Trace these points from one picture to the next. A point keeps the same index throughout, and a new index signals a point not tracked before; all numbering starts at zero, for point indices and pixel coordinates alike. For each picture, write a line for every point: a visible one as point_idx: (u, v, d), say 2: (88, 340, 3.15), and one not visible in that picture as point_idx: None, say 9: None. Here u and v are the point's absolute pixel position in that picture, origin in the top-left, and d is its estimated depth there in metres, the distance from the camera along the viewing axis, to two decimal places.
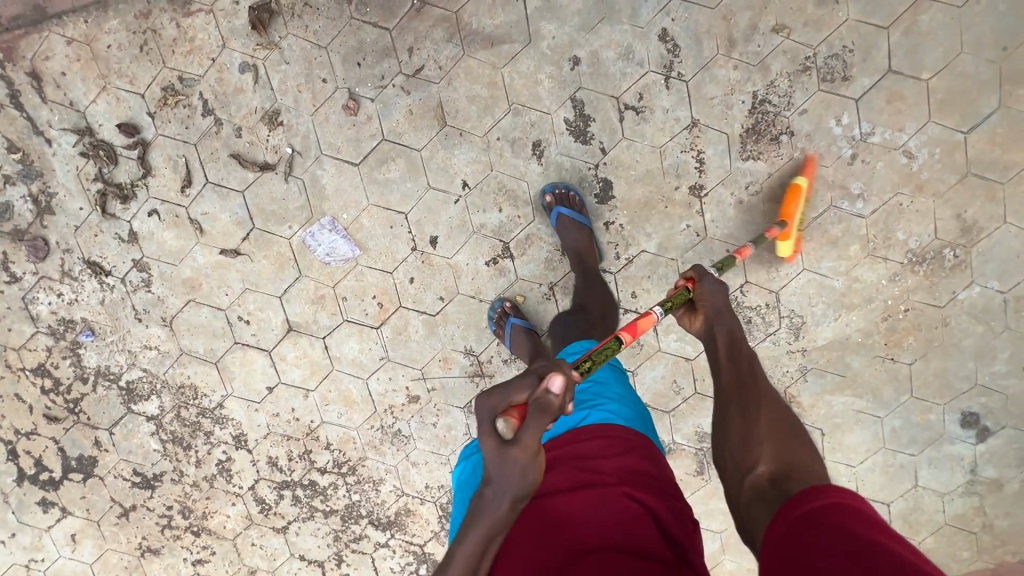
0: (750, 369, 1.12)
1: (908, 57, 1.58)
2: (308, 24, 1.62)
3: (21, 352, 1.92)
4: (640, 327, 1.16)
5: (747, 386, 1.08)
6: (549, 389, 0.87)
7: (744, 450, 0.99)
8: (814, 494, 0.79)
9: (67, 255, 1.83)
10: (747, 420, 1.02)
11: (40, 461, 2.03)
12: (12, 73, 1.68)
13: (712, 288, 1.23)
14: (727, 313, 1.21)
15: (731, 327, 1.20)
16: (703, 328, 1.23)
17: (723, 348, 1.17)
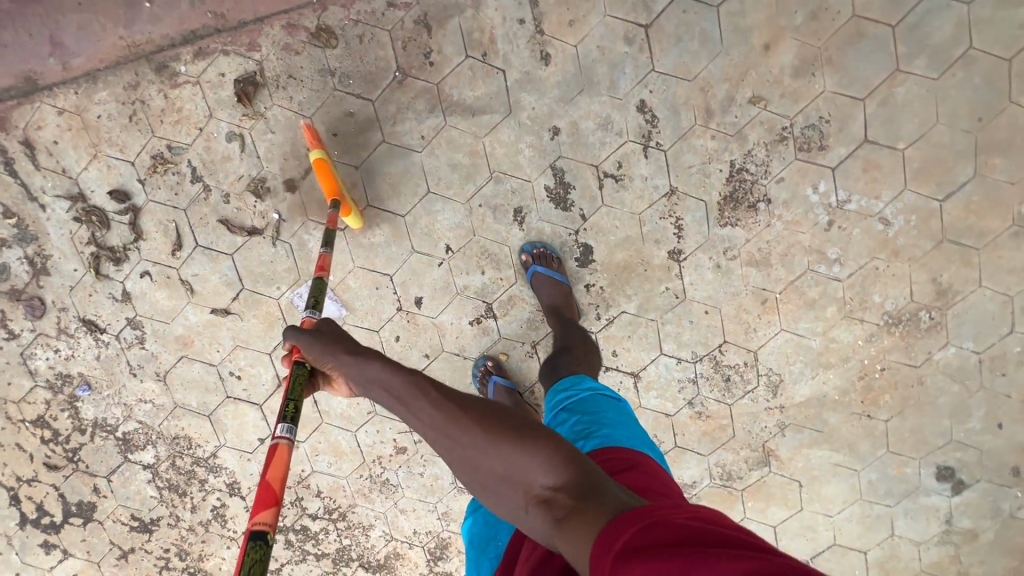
0: (433, 399, 1.02)
1: (884, 127, 1.60)
2: (292, 95, 1.65)
3: (21, 405, 1.98)
4: (274, 479, 1.01)
5: (460, 419, 0.99)
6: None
7: (513, 483, 0.95)
8: (623, 525, 0.74)
9: (62, 313, 1.88)
10: (500, 448, 0.95)
11: (41, 506, 2.09)
12: (6, 142, 1.73)
13: (317, 340, 1.18)
14: (362, 358, 1.11)
15: (378, 373, 1.08)
16: (352, 376, 1.13)
17: (400, 391, 1.05)
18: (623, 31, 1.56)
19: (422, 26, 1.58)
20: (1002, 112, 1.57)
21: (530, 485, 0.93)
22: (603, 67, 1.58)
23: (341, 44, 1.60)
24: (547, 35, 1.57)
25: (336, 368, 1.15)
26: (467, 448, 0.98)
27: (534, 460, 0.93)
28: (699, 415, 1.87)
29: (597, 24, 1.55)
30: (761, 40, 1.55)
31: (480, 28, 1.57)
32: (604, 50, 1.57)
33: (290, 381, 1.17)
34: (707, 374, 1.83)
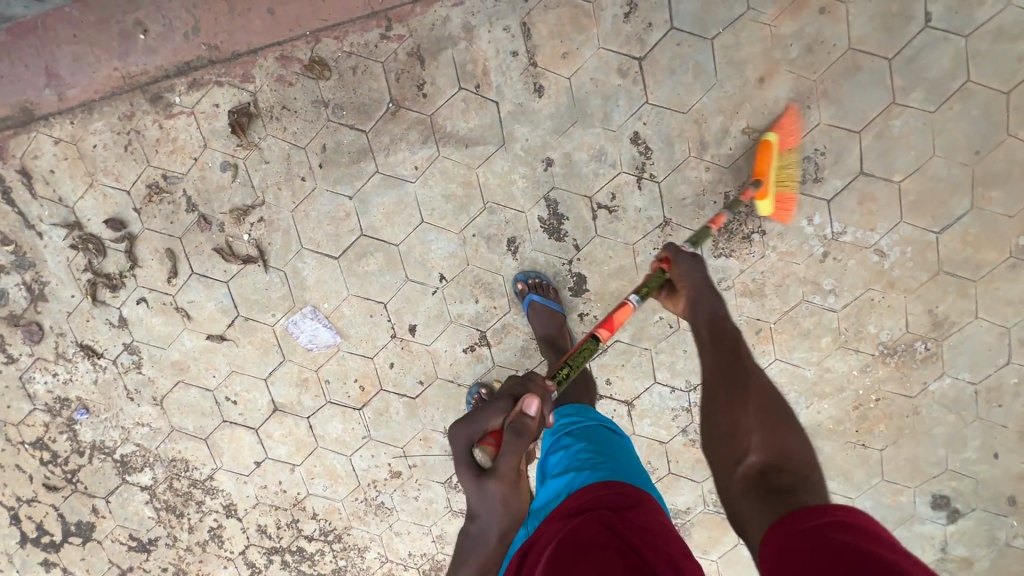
0: (739, 353, 1.07)
1: (879, 160, 1.59)
2: (287, 126, 1.65)
3: (20, 427, 2.00)
4: (620, 320, 1.26)
5: (756, 381, 1.02)
6: (524, 411, 1.04)
7: (733, 444, 0.96)
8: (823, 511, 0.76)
9: (60, 338, 1.90)
10: (754, 409, 0.98)
11: (41, 525, 2.11)
12: (4, 170, 1.74)
13: (689, 258, 1.22)
14: (710, 291, 1.18)
15: (716, 308, 1.16)
16: (690, 289, 1.20)
17: (705, 328, 1.14)
18: (616, 64, 1.55)
19: (415, 58, 1.58)
20: (1000, 144, 1.56)
21: (750, 444, 0.94)
22: (596, 99, 1.58)
23: (335, 76, 1.60)
24: (540, 67, 1.56)
25: (686, 293, 1.21)
26: (743, 395, 1.00)
27: (756, 426, 0.95)
28: (693, 443, 1.87)
29: (589, 56, 1.55)
30: (755, 73, 1.54)
31: (473, 60, 1.57)
32: (597, 82, 1.56)
33: (650, 274, 1.29)
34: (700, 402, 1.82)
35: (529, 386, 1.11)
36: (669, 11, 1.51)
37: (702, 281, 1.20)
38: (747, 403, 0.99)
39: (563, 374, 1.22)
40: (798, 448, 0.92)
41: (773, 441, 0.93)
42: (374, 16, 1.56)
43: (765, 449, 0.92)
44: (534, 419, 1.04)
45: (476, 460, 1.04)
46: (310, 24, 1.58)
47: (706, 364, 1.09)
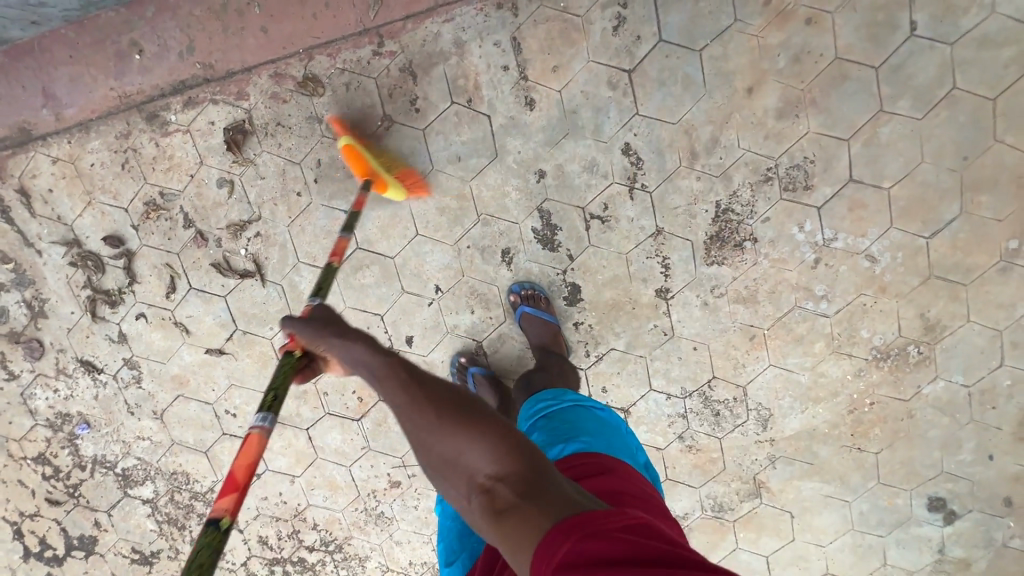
0: (399, 381, 0.92)
1: (868, 167, 1.60)
2: (281, 142, 1.67)
3: (22, 443, 2.02)
4: (243, 468, 0.90)
5: (415, 407, 0.89)
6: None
7: (458, 470, 0.85)
8: (562, 536, 0.70)
9: (61, 354, 1.91)
10: (433, 436, 0.86)
11: (43, 540, 2.13)
12: (2, 190, 1.76)
13: (310, 323, 1.06)
14: (346, 339, 1.02)
15: (359, 351, 0.99)
16: (342, 360, 1.02)
17: (382, 371, 0.94)
18: (606, 76, 1.57)
19: (407, 74, 1.60)
20: (987, 150, 1.57)
21: (469, 466, 0.84)
22: (587, 111, 1.59)
23: (328, 92, 1.62)
24: (530, 81, 1.58)
25: (333, 354, 1.04)
26: (408, 428, 0.89)
27: (470, 444, 0.84)
28: (689, 448, 1.88)
29: (579, 69, 1.56)
30: (744, 83, 1.56)
31: (465, 74, 1.59)
32: (587, 95, 1.58)
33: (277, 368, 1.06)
34: (696, 409, 1.84)
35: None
36: (658, 24, 1.53)
37: (318, 331, 1.06)
38: (450, 422, 0.86)
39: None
40: (513, 458, 0.83)
41: (493, 450, 0.84)
42: (366, 33, 1.58)
43: (488, 463, 0.83)
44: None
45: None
46: (302, 42, 1.59)
47: (385, 399, 0.93)
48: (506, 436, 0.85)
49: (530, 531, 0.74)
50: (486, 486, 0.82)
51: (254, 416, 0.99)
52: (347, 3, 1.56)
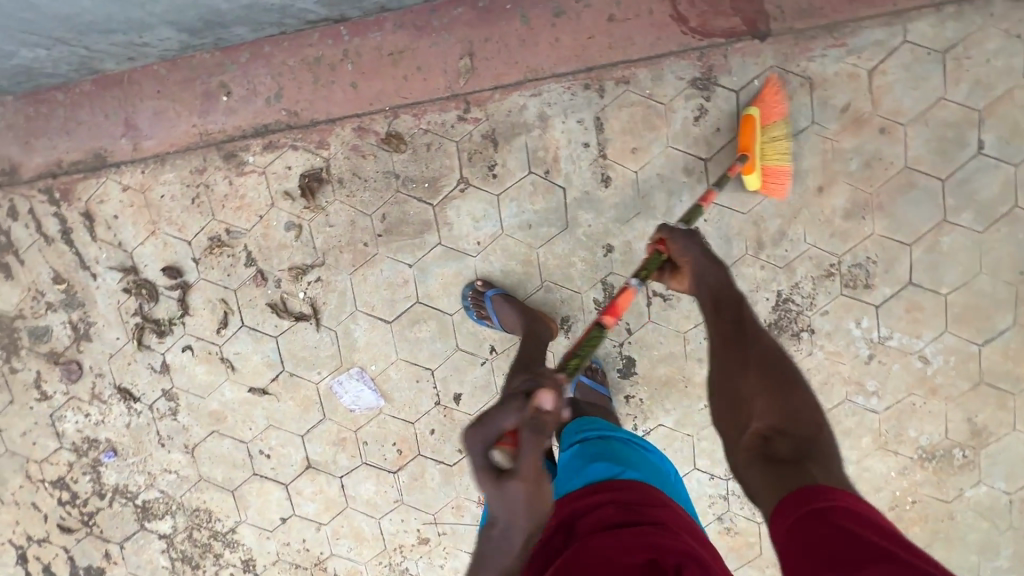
0: (732, 322, 1.07)
1: (928, 272, 1.64)
2: (355, 192, 1.69)
3: (43, 465, 1.96)
4: (623, 304, 1.19)
5: (749, 359, 1.00)
6: (540, 407, 0.86)
7: (738, 407, 0.98)
8: (803, 497, 0.76)
9: (99, 378, 1.88)
10: (745, 375, 0.99)
11: (47, 567, 2.04)
12: (67, 212, 1.75)
13: (682, 235, 1.19)
14: (706, 257, 1.16)
15: (710, 279, 1.14)
16: (692, 271, 1.16)
17: (714, 303, 1.11)
18: (682, 162, 1.61)
19: (489, 141, 1.63)
20: None
21: (748, 400, 0.96)
22: (660, 193, 1.63)
23: (408, 150, 1.65)
24: (608, 159, 1.62)
25: (688, 266, 1.18)
26: (736, 359, 1.01)
27: (760, 396, 0.94)
28: (727, 531, 1.86)
29: (657, 153, 1.61)
30: (815, 183, 1.61)
31: (545, 147, 1.62)
32: (662, 177, 1.62)
33: (648, 257, 1.24)
34: (738, 492, 1.83)
35: (553, 384, 0.90)
36: (737, 119, 1.58)
37: (694, 255, 1.17)
38: (772, 367, 0.97)
39: (575, 364, 1.05)
40: (807, 398, 0.92)
41: (779, 405, 0.93)
42: (454, 98, 1.61)
43: (764, 411, 0.93)
44: (555, 415, 0.88)
45: (495, 462, 0.88)
46: (389, 100, 1.63)
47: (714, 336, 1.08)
48: (799, 392, 0.93)
49: (780, 483, 0.81)
50: (763, 434, 0.90)
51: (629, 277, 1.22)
52: (439, 68, 1.60)
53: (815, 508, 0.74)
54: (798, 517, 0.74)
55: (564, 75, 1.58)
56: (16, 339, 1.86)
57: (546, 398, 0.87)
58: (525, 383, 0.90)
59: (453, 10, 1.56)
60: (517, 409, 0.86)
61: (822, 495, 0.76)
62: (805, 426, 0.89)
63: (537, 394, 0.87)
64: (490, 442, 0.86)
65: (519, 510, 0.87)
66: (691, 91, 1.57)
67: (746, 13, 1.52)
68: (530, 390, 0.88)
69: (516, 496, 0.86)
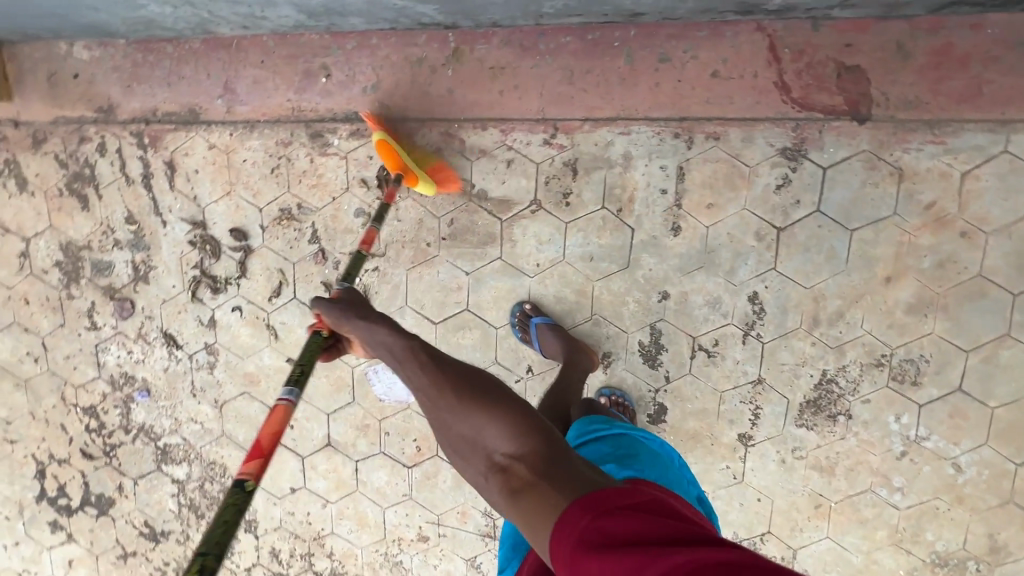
0: (424, 364, 1.03)
1: (980, 381, 1.63)
2: (429, 193, 1.72)
3: (78, 390, 2.03)
4: (269, 436, 0.98)
5: (436, 393, 1.00)
6: None
7: (476, 448, 0.95)
8: (579, 512, 0.77)
9: (148, 320, 1.94)
10: (448, 419, 0.98)
11: (62, 487, 2.12)
12: (152, 158, 1.82)
13: (336, 306, 1.18)
14: (371, 321, 1.12)
15: (387, 338, 1.08)
16: (364, 339, 1.13)
17: (399, 352, 1.06)
18: (755, 227, 1.62)
19: (569, 169, 1.65)
20: None
21: (470, 439, 0.95)
22: (727, 252, 1.64)
23: (489, 163, 1.68)
24: (682, 209, 1.64)
25: (356, 334, 1.15)
26: (430, 411, 1.01)
27: (472, 425, 0.95)
28: None
29: (732, 213, 1.62)
30: (884, 271, 1.60)
31: (623, 186, 1.64)
32: (732, 237, 1.64)
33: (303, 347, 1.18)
34: None
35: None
36: (819, 195, 1.58)
37: (345, 319, 1.16)
38: (439, 409, 0.98)
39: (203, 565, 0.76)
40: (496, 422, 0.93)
41: (515, 430, 0.93)
42: (544, 121, 1.64)
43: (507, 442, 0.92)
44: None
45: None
46: (481, 112, 1.65)
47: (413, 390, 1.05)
48: (527, 414, 0.95)
49: (551, 507, 0.81)
50: (504, 463, 0.91)
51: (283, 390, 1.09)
52: (536, 90, 1.62)
53: (590, 520, 0.75)
54: (569, 551, 0.74)
55: (657, 119, 1.60)
56: (79, 267, 1.93)
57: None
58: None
59: (562, 37, 1.58)
60: None
61: (585, 511, 0.77)
62: (552, 451, 0.90)
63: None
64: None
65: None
66: (779, 159, 1.58)
67: (851, 94, 1.52)
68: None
69: None
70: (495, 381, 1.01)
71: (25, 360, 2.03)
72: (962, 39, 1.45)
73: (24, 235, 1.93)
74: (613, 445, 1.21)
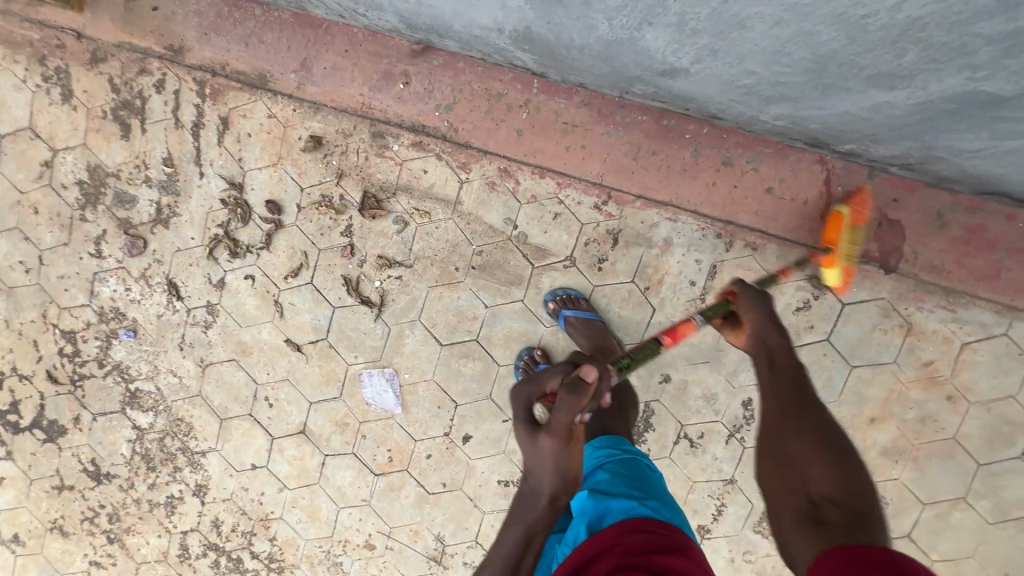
0: (799, 386, 1.02)
1: (928, 535, 1.72)
2: (471, 222, 1.75)
3: (63, 312, 1.97)
4: (677, 331, 1.27)
5: (790, 409, 0.98)
6: (584, 376, 0.98)
7: (794, 469, 0.90)
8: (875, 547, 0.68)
9: (156, 263, 1.90)
10: (786, 429, 0.96)
11: (15, 403, 2.05)
12: (208, 109, 1.80)
13: (761, 300, 1.18)
14: (778, 327, 1.12)
15: (773, 342, 1.10)
16: (751, 335, 1.14)
17: (777, 362, 1.07)
18: None
19: (610, 237, 1.70)
20: None
21: (785, 450, 0.93)
22: (735, 355, 1.72)
23: (536, 210, 1.72)
24: (705, 304, 1.70)
25: (750, 323, 1.16)
26: (774, 413, 0.99)
27: (807, 450, 0.91)
28: None
29: None
30: (870, 411, 1.70)
31: (656, 267, 1.70)
32: None
33: (642, 347, 1.23)
34: None
35: (601, 370, 1.02)
36: (832, 327, 1.67)
37: (766, 321, 1.14)
38: (795, 426, 0.96)
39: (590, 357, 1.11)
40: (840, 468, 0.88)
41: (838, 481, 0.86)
42: (599, 187, 1.69)
43: (825, 479, 0.87)
44: (593, 388, 0.98)
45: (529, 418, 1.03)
46: (544, 161, 1.69)
47: (767, 388, 1.05)
48: (853, 466, 0.89)
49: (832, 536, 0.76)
50: (816, 500, 0.85)
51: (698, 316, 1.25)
52: (601, 156, 1.67)
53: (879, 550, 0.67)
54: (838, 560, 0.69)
55: (705, 216, 1.67)
56: (100, 192, 1.88)
57: (590, 371, 0.99)
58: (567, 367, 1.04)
59: (639, 115, 1.63)
60: (573, 389, 0.96)
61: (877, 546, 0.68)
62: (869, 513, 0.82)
63: (584, 368, 1.00)
64: (535, 397, 1.04)
65: (549, 469, 1.00)
66: (805, 284, 1.66)
67: (886, 244, 1.62)
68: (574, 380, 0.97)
69: (570, 456, 1.00)
70: (846, 443, 0.93)
71: (16, 267, 1.97)
72: (996, 224, 1.56)
73: (53, 145, 1.88)
74: (629, 482, 1.23)
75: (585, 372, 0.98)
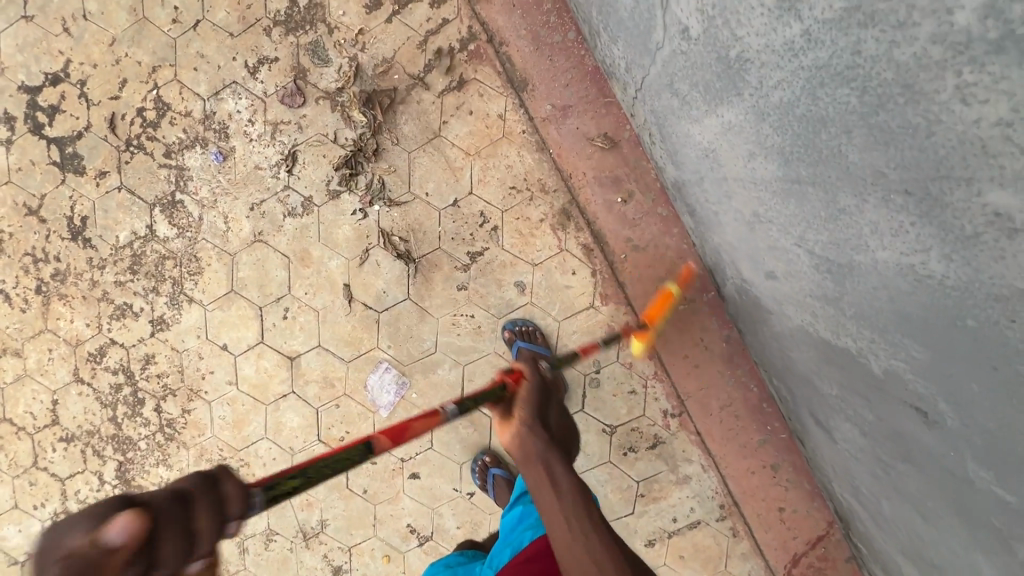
0: (585, 501, 0.96)
1: None
2: (569, 336, 1.79)
3: (174, 83, 1.78)
4: (415, 429, 0.98)
5: (591, 531, 0.93)
6: (104, 540, 0.56)
7: None
8: None
9: (295, 126, 1.76)
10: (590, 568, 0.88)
11: (56, 110, 1.82)
12: (457, 60, 1.70)
13: (535, 377, 1.09)
14: (547, 434, 1.00)
15: (548, 448, 0.97)
16: (525, 446, 0.96)
17: (559, 479, 0.96)
18: None
19: (652, 439, 1.82)
20: None
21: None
22: None
23: (623, 374, 1.79)
24: (668, 538, 1.87)
25: (517, 423, 0.99)
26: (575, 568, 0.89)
27: None
28: None
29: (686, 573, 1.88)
30: None
31: (662, 486, 1.84)
32: None
33: (485, 390, 1.06)
34: None
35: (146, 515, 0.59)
36: None
37: (540, 403, 1.05)
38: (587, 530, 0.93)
39: (284, 490, 0.77)
40: None
41: None
42: (679, 400, 1.79)
43: None
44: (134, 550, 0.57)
45: None
46: (661, 348, 1.77)
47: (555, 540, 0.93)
48: None
49: None
50: None
51: (450, 407, 1.04)
52: (700, 383, 1.76)
53: None
54: None
55: (725, 484, 1.82)
56: (304, 28, 1.73)
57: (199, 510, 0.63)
58: (112, 504, 0.60)
59: (754, 384, 1.73)
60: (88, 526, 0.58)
61: None
62: None
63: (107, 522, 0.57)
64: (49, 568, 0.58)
65: None
66: None
67: None
68: (178, 498, 0.63)
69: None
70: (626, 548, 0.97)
71: (166, 7, 1.76)
72: None
73: None
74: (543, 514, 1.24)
75: (148, 501, 0.60)
